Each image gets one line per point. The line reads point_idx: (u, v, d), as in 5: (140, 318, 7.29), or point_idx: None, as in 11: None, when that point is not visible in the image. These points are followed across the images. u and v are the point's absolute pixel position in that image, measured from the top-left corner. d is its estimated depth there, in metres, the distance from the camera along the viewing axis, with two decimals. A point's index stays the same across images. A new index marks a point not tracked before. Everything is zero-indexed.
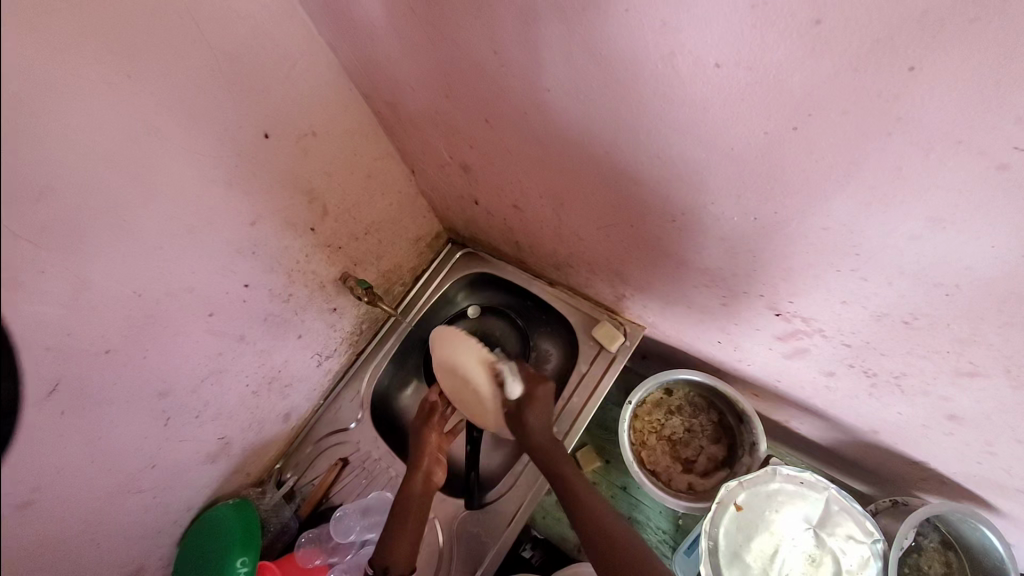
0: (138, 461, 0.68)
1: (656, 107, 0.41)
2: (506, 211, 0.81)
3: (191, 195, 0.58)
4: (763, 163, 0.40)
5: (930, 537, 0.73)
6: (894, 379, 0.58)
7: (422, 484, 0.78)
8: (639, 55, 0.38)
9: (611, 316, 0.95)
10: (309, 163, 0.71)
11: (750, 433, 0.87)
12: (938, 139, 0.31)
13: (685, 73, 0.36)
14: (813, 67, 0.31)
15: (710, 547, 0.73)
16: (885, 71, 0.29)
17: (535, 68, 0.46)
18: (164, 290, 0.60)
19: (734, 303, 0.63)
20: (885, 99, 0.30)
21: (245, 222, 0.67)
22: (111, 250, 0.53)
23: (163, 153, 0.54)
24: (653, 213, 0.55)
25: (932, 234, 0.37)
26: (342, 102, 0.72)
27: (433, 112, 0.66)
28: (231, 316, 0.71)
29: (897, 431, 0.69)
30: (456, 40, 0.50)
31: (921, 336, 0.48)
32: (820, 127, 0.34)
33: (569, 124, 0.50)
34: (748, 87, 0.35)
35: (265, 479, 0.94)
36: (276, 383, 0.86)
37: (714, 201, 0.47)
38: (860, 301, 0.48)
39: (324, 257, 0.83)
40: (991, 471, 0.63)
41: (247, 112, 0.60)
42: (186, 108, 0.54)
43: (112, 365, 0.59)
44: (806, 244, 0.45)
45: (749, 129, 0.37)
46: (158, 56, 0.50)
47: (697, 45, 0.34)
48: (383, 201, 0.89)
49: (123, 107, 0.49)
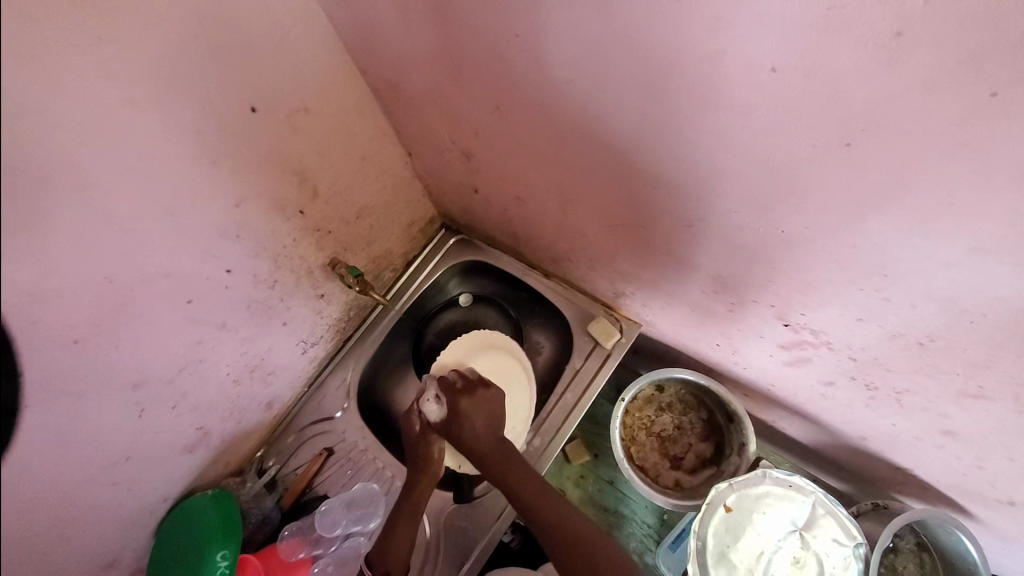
0: (111, 454, 0.64)
1: (694, 109, 0.38)
2: (508, 201, 0.77)
3: (169, 173, 0.53)
4: (804, 177, 0.37)
5: (906, 539, 0.77)
6: (895, 394, 0.58)
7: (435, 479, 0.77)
8: (683, 52, 0.34)
9: (608, 312, 0.93)
10: (299, 141, 0.66)
11: (740, 434, 0.88)
12: (1002, 171, 0.29)
13: (735, 75, 0.33)
14: (884, 84, 0.28)
15: (699, 547, 0.74)
16: (962, 96, 0.27)
17: (560, 56, 0.42)
18: (139, 276, 0.55)
19: (741, 311, 0.61)
20: (955, 126, 0.28)
21: (229, 204, 0.62)
22: (81, 232, 0.48)
23: (138, 125, 0.48)
24: (669, 217, 0.52)
25: (970, 264, 0.35)
26: (337, 76, 0.66)
27: (438, 94, 0.61)
28: (211, 303, 0.67)
29: (888, 439, 0.70)
30: (473, 18, 0.45)
31: (933, 358, 0.48)
32: (874, 146, 0.32)
33: (591, 118, 0.46)
34: (803, 96, 0.32)
35: (245, 468, 0.91)
36: (258, 371, 0.82)
37: (739, 211, 0.45)
38: (877, 320, 0.47)
39: (313, 242, 0.78)
40: (974, 482, 0.64)
41: (234, 82, 0.55)
42: (166, 76, 0.49)
43: (81, 356, 0.54)
44: (833, 262, 0.43)
45: (796, 141, 0.35)
46: (135, 15, 0.44)
47: (754, 48, 0.31)
48: (377, 184, 0.83)
49: (93, 72, 0.43)
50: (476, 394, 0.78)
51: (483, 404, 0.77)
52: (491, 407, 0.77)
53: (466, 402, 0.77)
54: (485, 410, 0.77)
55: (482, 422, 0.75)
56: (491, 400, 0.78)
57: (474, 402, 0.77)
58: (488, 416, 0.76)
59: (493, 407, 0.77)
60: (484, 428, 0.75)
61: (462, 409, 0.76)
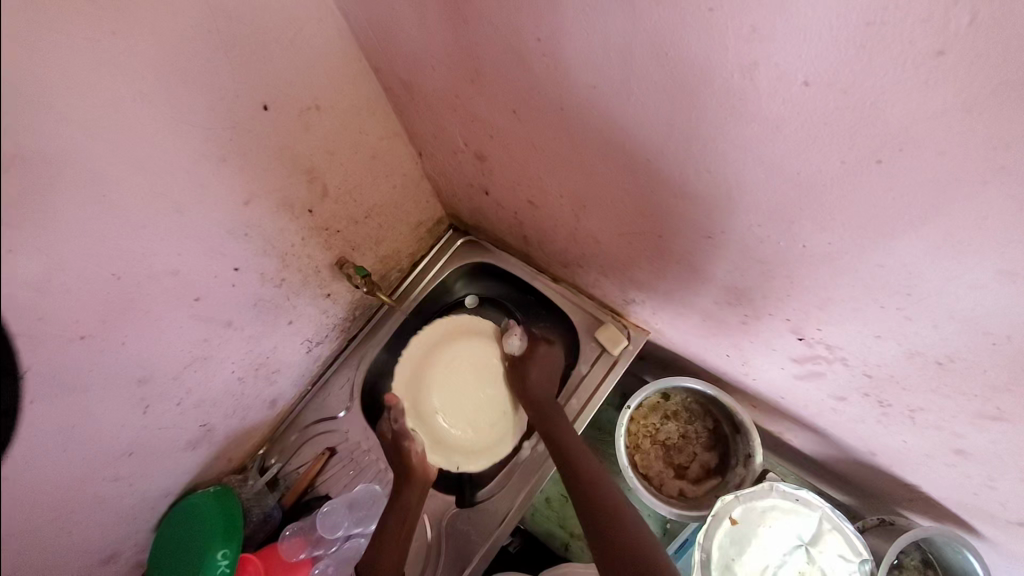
0: (114, 449, 0.64)
1: (718, 120, 0.37)
2: (519, 205, 0.76)
3: (179, 169, 0.52)
4: (828, 192, 0.36)
5: (911, 556, 0.76)
6: (909, 412, 0.57)
7: (421, 487, 0.82)
8: (709, 61, 0.34)
9: (616, 318, 0.93)
10: (311, 140, 0.65)
11: (746, 444, 0.87)
12: None
13: (763, 88, 0.33)
14: (920, 101, 0.28)
15: (703, 559, 0.73)
16: (1003, 117, 0.26)
17: (581, 62, 0.41)
18: (146, 273, 0.55)
19: (754, 322, 0.61)
20: (994, 147, 0.27)
21: (239, 202, 0.61)
22: (90, 228, 0.47)
23: (151, 121, 0.48)
24: (685, 227, 0.52)
25: (998, 286, 0.34)
26: (351, 75, 0.66)
27: (453, 95, 0.60)
28: (219, 301, 0.66)
29: (898, 456, 0.69)
30: (493, 22, 0.45)
31: (951, 377, 0.47)
32: (905, 164, 0.31)
33: (609, 125, 0.46)
34: (835, 111, 0.31)
35: (247, 465, 0.91)
36: (263, 369, 0.82)
37: (758, 224, 0.44)
38: (896, 337, 0.46)
39: (321, 241, 0.77)
40: (985, 502, 0.63)
41: (248, 80, 0.54)
42: (180, 72, 0.48)
43: (87, 352, 0.53)
44: (853, 278, 0.43)
45: (822, 156, 0.34)
46: (150, 11, 0.43)
47: (785, 60, 0.30)
48: (386, 184, 0.83)
49: (107, 68, 0.43)
50: (547, 349, 0.91)
51: (541, 366, 0.89)
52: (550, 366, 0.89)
53: (539, 352, 0.90)
54: (547, 367, 0.89)
55: (541, 375, 0.88)
56: (551, 361, 0.90)
57: (541, 355, 0.90)
58: (548, 375, 0.88)
59: (549, 371, 0.89)
60: (543, 380, 0.87)
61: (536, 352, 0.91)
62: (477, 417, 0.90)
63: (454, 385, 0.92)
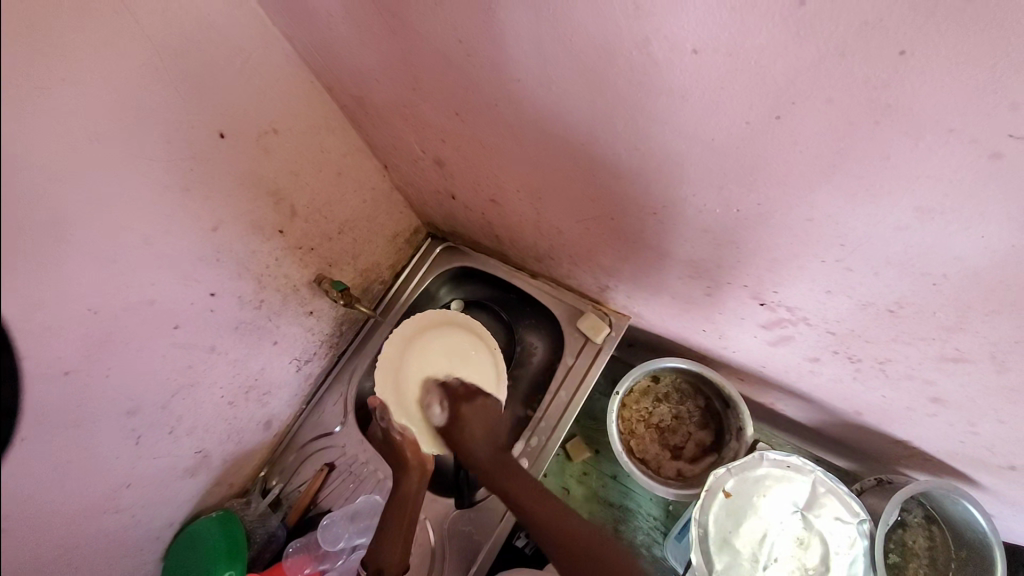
0: (111, 483, 0.65)
1: (633, 98, 0.39)
2: (484, 205, 0.78)
3: (142, 203, 0.54)
4: (746, 154, 0.38)
5: (914, 513, 0.76)
6: (879, 365, 0.58)
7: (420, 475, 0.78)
8: (611, 41, 0.35)
9: (597, 307, 0.93)
10: (272, 163, 0.67)
11: (737, 418, 0.87)
12: (929, 127, 0.29)
13: (663, 61, 0.34)
14: (799, 53, 0.29)
15: (700, 535, 0.73)
16: (875, 57, 0.27)
17: (502, 57, 0.43)
18: (123, 305, 0.57)
19: (718, 293, 0.61)
20: (876, 87, 0.29)
21: (207, 228, 0.63)
22: (61, 265, 0.49)
23: (108, 160, 0.50)
24: (633, 206, 0.52)
25: (919, 225, 0.35)
26: (304, 96, 0.68)
27: (402, 105, 0.62)
28: (199, 327, 0.68)
29: (881, 412, 0.69)
30: (420, 30, 0.47)
31: (906, 323, 0.47)
32: (803, 116, 0.33)
33: (542, 114, 0.47)
34: (730, 73, 0.32)
35: (250, 489, 0.92)
36: (254, 392, 0.83)
37: (695, 193, 0.45)
38: (845, 291, 0.47)
39: (296, 260, 0.79)
40: (973, 448, 0.64)
41: (200, 110, 0.56)
42: (131, 110, 0.50)
43: (73, 387, 0.55)
44: (791, 236, 0.44)
45: (731, 119, 0.35)
46: (95, 55, 0.46)
47: (675, 31, 0.32)
48: (356, 199, 0.85)
49: (59, 112, 0.45)
50: (482, 402, 0.80)
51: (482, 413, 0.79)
52: (489, 417, 0.78)
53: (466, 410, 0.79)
54: (484, 418, 0.78)
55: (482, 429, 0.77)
56: (492, 411, 0.79)
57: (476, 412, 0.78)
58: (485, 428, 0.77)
59: (490, 419, 0.78)
60: (481, 434, 0.77)
61: (462, 416, 0.79)
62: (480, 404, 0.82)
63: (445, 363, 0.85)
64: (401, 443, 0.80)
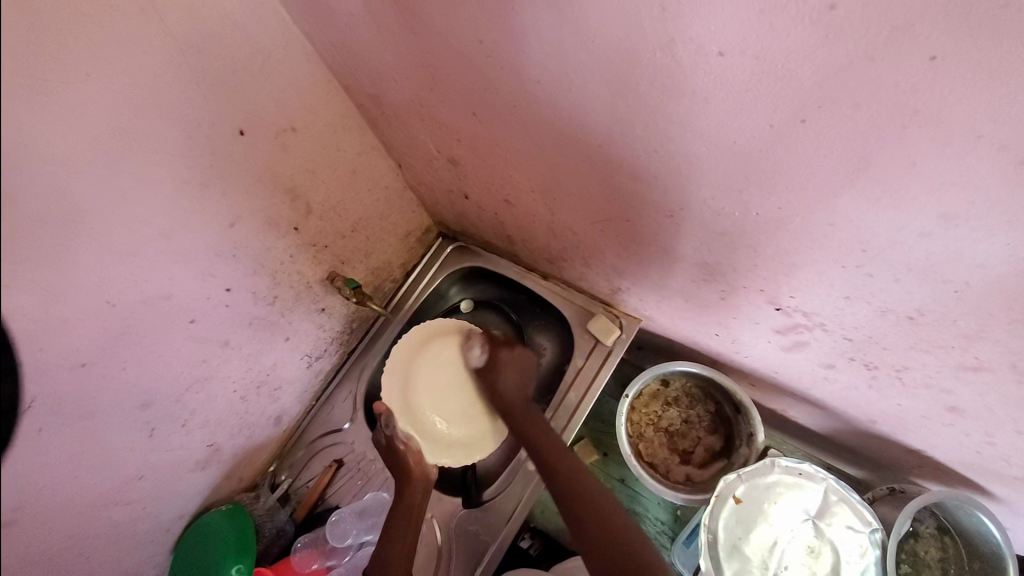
0: (124, 474, 0.66)
1: (654, 100, 0.39)
2: (497, 205, 0.78)
3: (162, 198, 0.55)
4: (767, 157, 0.37)
5: (925, 523, 0.74)
6: (895, 372, 0.57)
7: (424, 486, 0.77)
8: (634, 42, 0.35)
9: (608, 309, 0.93)
10: (289, 160, 0.68)
11: (748, 423, 0.87)
12: (957, 133, 0.29)
13: (686, 63, 0.34)
14: (826, 57, 0.29)
15: (710, 540, 0.72)
16: (904, 61, 0.27)
17: (523, 58, 0.43)
18: (140, 298, 0.57)
19: (733, 297, 0.61)
20: (903, 92, 0.28)
21: (224, 224, 0.64)
22: (82, 257, 0.50)
23: (130, 155, 0.51)
24: (649, 208, 0.52)
25: (943, 231, 0.35)
26: (322, 94, 0.68)
27: (419, 105, 0.63)
28: (213, 322, 0.68)
29: (896, 420, 0.68)
30: (441, 30, 0.47)
31: (925, 331, 0.47)
32: (826, 121, 0.32)
33: (561, 115, 0.47)
34: (753, 77, 0.32)
35: (259, 483, 0.93)
36: (265, 387, 0.84)
37: (713, 196, 0.45)
38: (864, 297, 0.46)
39: (310, 257, 0.80)
40: (989, 459, 0.63)
41: (221, 107, 0.57)
42: (154, 106, 0.51)
43: (90, 378, 0.56)
44: (810, 241, 0.43)
45: (753, 122, 0.35)
46: (120, 53, 0.47)
47: (698, 34, 0.32)
48: (370, 197, 0.85)
49: (84, 108, 0.46)
50: (514, 351, 0.80)
51: (513, 360, 0.79)
52: (521, 367, 0.79)
53: (504, 357, 0.78)
54: (518, 371, 0.78)
55: (515, 379, 0.77)
56: (525, 362, 0.80)
57: (508, 362, 0.78)
58: (522, 378, 0.78)
59: (524, 371, 0.79)
60: (516, 385, 0.77)
61: (498, 360, 0.78)
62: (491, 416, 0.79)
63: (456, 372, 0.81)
64: (405, 453, 0.78)
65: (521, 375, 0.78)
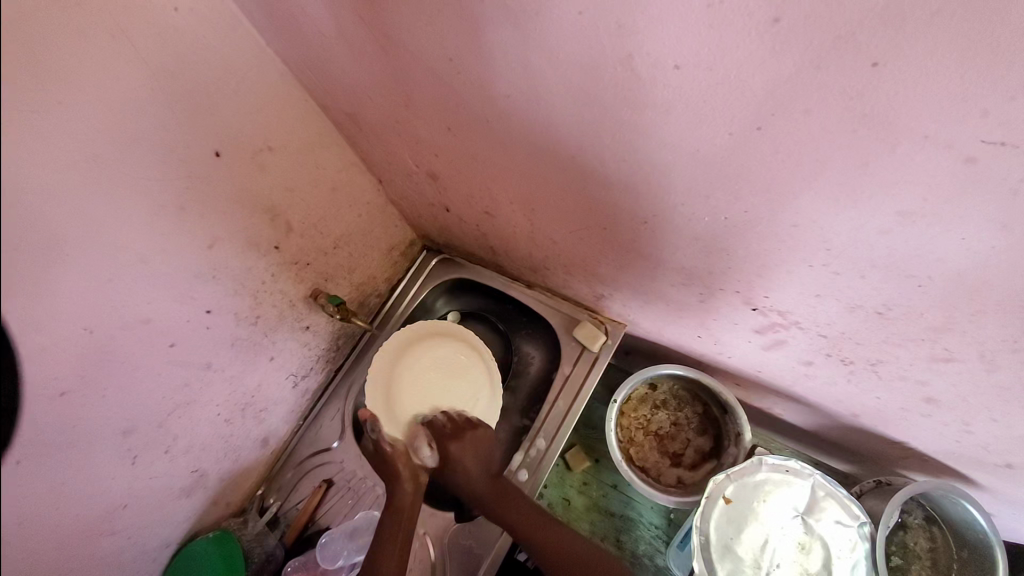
0: (107, 505, 0.64)
1: (619, 111, 0.40)
2: (478, 217, 0.79)
3: (138, 222, 0.55)
4: (731, 163, 0.39)
5: (914, 514, 0.76)
6: (871, 366, 0.58)
7: (414, 486, 0.76)
8: (596, 57, 0.36)
9: (593, 316, 0.93)
10: (267, 180, 0.68)
11: (735, 423, 0.87)
12: (905, 135, 0.30)
13: (646, 76, 0.35)
14: (776, 67, 0.30)
15: (702, 542, 0.73)
16: (849, 68, 0.28)
17: (492, 74, 0.44)
18: (118, 325, 0.57)
19: (711, 299, 0.62)
20: (851, 98, 0.30)
21: (203, 246, 0.63)
22: (58, 286, 0.49)
23: (104, 181, 0.50)
24: (625, 215, 0.53)
25: (901, 228, 0.36)
26: (298, 113, 0.69)
27: (395, 121, 0.63)
28: (194, 345, 0.68)
29: (877, 413, 0.70)
30: (411, 49, 0.48)
31: (895, 325, 0.48)
32: (782, 127, 0.34)
33: (532, 128, 0.48)
34: (711, 87, 0.34)
35: (247, 508, 0.91)
36: (250, 409, 0.83)
37: (684, 202, 0.46)
38: (834, 294, 0.48)
39: (292, 275, 0.79)
40: (968, 447, 0.64)
41: (195, 129, 0.57)
42: (127, 131, 0.51)
43: (69, 408, 0.55)
44: (778, 242, 0.44)
45: (714, 130, 0.36)
46: (91, 80, 0.47)
47: (656, 48, 0.33)
48: (351, 213, 0.86)
49: (55, 136, 0.45)
50: (463, 442, 0.76)
51: (473, 443, 0.76)
52: (480, 450, 0.76)
53: (456, 450, 0.75)
54: (478, 453, 0.76)
55: (475, 466, 0.75)
56: (481, 442, 0.77)
57: (465, 448, 0.76)
58: (480, 461, 0.75)
59: (482, 450, 0.76)
60: (477, 470, 0.75)
61: (453, 456, 0.75)
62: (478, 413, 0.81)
63: (440, 373, 0.82)
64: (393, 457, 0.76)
65: (480, 460, 0.76)
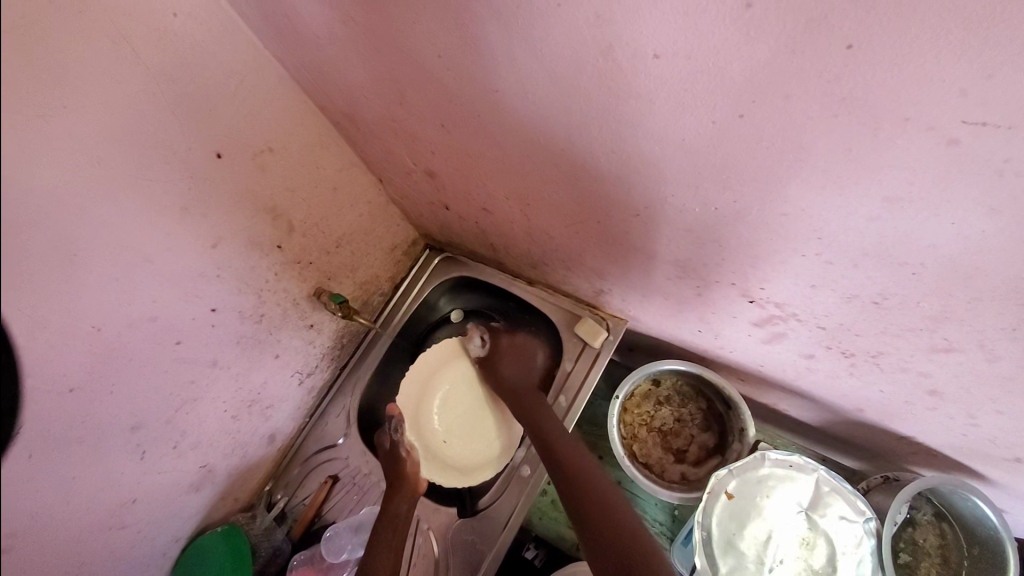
0: (118, 498, 0.66)
1: (604, 103, 0.40)
2: (477, 214, 0.79)
3: (143, 222, 0.56)
4: (717, 153, 0.39)
5: (922, 510, 0.75)
6: (872, 359, 0.57)
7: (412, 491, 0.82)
8: (578, 48, 0.36)
9: (594, 312, 0.93)
10: (268, 181, 0.70)
11: (739, 419, 0.87)
12: (885, 117, 0.30)
13: (627, 66, 0.35)
14: (752, 53, 0.30)
15: (704, 537, 0.72)
16: (824, 52, 0.28)
17: (480, 70, 0.45)
18: (125, 323, 0.58)
19: (708, 292, 0.61)
20: (828, 81, 0.30)
21: (206, 245, 0.65)
22: (65, 284, 0.51)
23: (108, 183, 0.52)
24: (617, 208, 0.53)
25: (891, 215, 0.36)
26: (298, 115, 0.70)
27: (391, 120, 0.64)
28: (200, 342, 0.69)
29: (881, 407, 0.68)
30: (401, 47, 0.49)
31: (891, 315, 0.48)
32: (764, 114, 0.34)
33: (522, 122, 0.48)
34: (691, 75, 0.34)
35: (255, 503, 0.92)
36: (257, 406, 0.84)
37: (673, 193, 0.46)
38: (830, 284, 0.47)
39: (295, 274, 0.81)
40: (976, 441, 0.63)
41: (196, 131, 0.59)
42: (130, 134, 0.52)
43: (78, 404, 0.57)
44: (770, 232, 0.44)
45: (697, 119, 0.37)
46: (94, 84, 0.48)
47: (635, 37, 0.33)
48: (352, 213, 0.87)
49: (60, 139, 0.47)
50: (513, 341, 0.92)
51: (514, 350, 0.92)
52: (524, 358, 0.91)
53: (506, 344, 0.92)
54: (517, 353, 0.91)
55: (512, 368, 0.89)
56: (526, 351, 0.92)
57: (509, 348, 0.91)
58: (522, 363, 0.90)
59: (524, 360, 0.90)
60: (515, 366, 0.89)
61: (501, 346, 0.91)
62: (488, 452, 0.88)
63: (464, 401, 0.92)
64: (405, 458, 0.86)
65: (519, 364, 0.90)
